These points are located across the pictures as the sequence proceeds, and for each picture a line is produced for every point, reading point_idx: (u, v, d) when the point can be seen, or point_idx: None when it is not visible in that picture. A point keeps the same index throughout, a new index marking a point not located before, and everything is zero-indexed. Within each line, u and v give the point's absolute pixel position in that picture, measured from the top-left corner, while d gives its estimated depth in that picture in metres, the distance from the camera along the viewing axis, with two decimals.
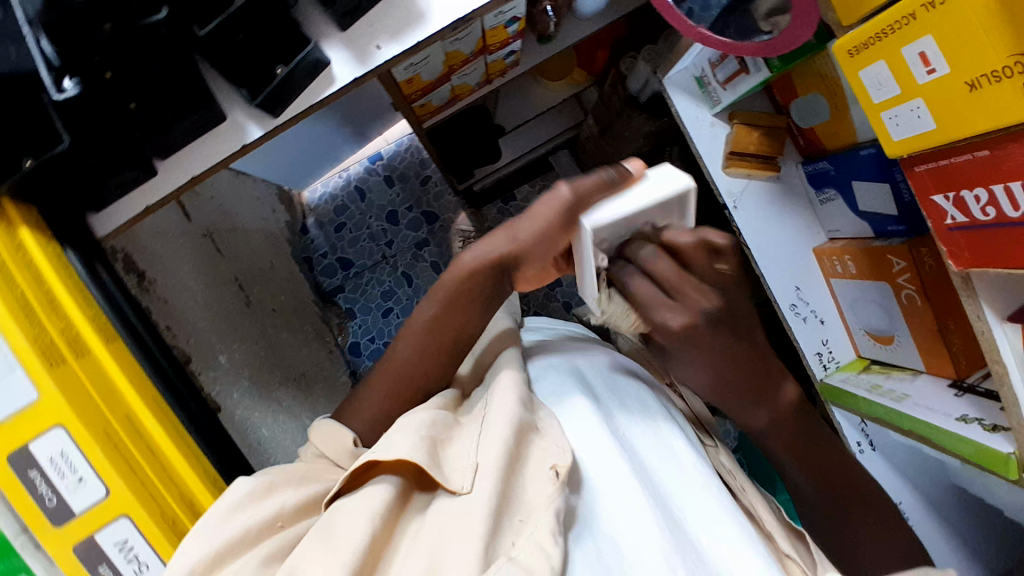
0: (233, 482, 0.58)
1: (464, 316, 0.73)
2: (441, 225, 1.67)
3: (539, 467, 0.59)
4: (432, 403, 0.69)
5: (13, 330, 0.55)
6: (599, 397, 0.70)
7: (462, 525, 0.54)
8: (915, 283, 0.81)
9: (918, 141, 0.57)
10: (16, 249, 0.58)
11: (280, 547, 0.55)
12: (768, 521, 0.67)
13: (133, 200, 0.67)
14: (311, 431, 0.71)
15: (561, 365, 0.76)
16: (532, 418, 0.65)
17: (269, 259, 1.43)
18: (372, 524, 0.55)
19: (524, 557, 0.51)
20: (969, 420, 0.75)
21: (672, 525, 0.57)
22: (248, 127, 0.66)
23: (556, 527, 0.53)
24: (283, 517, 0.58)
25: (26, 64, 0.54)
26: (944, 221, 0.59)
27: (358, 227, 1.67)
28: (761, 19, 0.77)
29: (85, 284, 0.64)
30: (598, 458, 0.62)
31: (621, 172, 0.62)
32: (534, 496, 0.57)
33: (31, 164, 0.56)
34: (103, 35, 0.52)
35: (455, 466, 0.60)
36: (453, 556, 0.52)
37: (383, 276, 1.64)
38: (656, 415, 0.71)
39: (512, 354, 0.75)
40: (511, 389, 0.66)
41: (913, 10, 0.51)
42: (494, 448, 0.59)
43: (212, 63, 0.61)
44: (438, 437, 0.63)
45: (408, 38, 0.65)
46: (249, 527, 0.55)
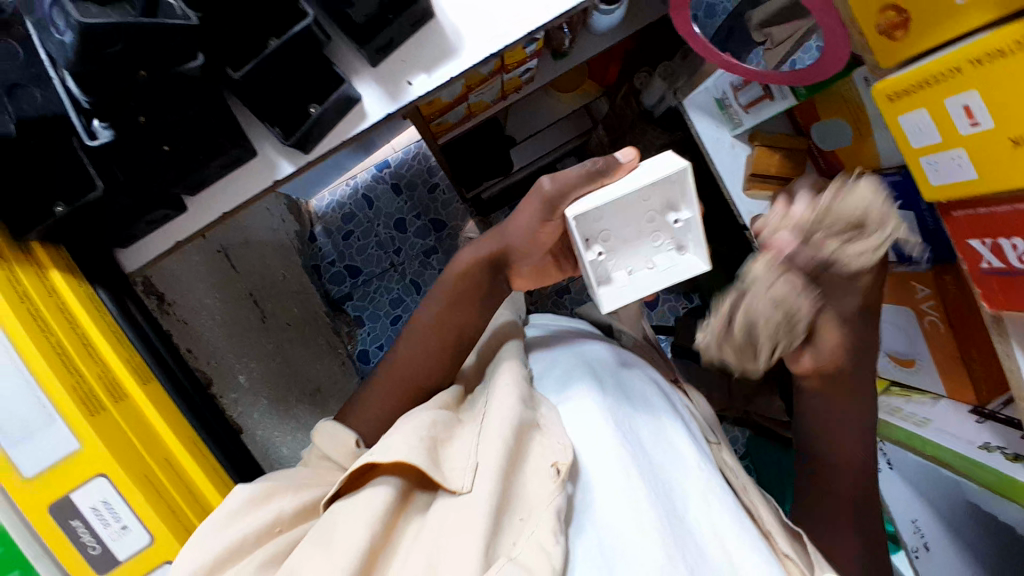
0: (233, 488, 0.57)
1: (467, 315, 0.75)
2: (449, 233, 1.66)
3: (539, 464, 0.58)
4: (431, 404, 0.68)
5: (53, 383, 0.54)
6: (607, 386, 0.67)
7: (460, 524, 0.53)
8: (938, 311, 0.81)
9: (956, 189, 0.54)
10: (50, 293, 0.57)
11: (280, 549, 0.55)
12: (768, 519, 0.62)
13: (163, 236, 0.66)
14: (314, 433, 0.71)
15: (566, 359, 0.73)
16: (533, 414, 0.63)
17: (280, 271, 1.36)
18: (371, 528, 0.54)
19: (524, 556, 0.51)
20: (992, 448, 0.76)
21: (674, 521, 0.55)
22: (279, 163, 0.65)
23: (558, 525, 0.53)
24: (283, 523, 0.57)
25: (53, 107, 0.53)
26: (978, 265, 0.57)
27: (366, 235, 1.66)
28: (755, 28, 0.89)
29: (118, 323, 0.64)
30: (599, 454, 0.60)
31: (611, 160, 0.66)
32: (534, 495, 0.56)
33: (63, 210, 0.55)
34: (137, 81, 0.50)
35: (453, 465, 0.59)
36: (451, 555, 0.51)
37: (392, 284, 1.64)
38: (658, 410, 0.68)
39: (513, 349, 0.74)
40: (511, 388, 0.65)
41: (957, 63, 0.47)
42: (493, 448, 0.58)
43: (244, 101, 0.60)
44: (437, 437, 0.61)
45: (440, 71, 0.65)
46: (247, 533, 0.55)
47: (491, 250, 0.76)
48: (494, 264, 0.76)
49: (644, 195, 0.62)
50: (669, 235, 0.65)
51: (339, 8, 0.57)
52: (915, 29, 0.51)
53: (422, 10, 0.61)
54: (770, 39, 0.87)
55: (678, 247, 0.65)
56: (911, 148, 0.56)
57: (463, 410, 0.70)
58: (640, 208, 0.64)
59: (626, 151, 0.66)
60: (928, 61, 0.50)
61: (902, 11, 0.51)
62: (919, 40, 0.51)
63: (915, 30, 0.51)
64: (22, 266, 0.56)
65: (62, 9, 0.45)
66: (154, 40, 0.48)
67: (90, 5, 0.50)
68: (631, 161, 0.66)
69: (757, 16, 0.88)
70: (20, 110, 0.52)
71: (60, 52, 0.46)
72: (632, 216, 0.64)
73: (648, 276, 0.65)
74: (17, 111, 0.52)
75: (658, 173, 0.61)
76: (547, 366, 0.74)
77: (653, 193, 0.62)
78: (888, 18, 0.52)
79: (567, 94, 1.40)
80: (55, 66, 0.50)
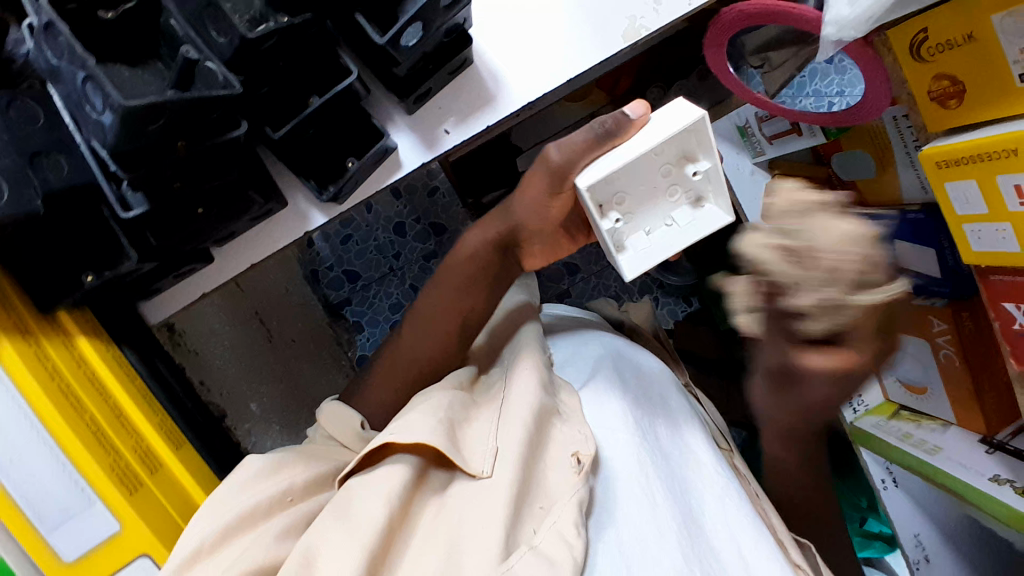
0: (244, 460, 0.57)
1: (473, 297, 0.70)
2: (449, 239, 1.37)
3: (559, 453, 0.58)
4: (450, 383, 0.65)
5: (88, 462, 0.52)
6: (629, 385, 0.66)
7: (482, 508, 0.53)
8: (954, 345, 0.83)
9: (996, 258, 0.55)
10: (78, 363, 0.56)
11: (294, 522, 0.55)
12: (779, 528, 0.62)
13: (192, 284, 0.63)
14: (320, 410, 0.67)
15: (588, 346, 0.72)
16: (555, 402, 0.62)
17: (283, 284, 1.25)
18: (388, 506, 0.53)
19: (546, 546, 0.50)
20: (1001, 481, 0.79)
21: (687, 522, 0.55)
22: (311, 214, 0.62)
23: (579, 516, 0.52)
24: (295, 494, 0.58)
25: (84, 175, 0.49)
26: (1010, 326, 0.58)
27: (364, 240, 1.36)
28: (751, 55, 0.83)
29: (148, 386, 0.63)
30: (620, 445, 0.59)
31: (619, 118, 0.57)
32: (555, 486, 0.56)
33: (92, 280, 0.52)
34: (177, 154, 0.47)
35: (473, 450, 0.58)
36: (473, 538, 0.51)
37: (390, 288, 1.37)
38: (677, 417, 0.67)
39: (534, 328, 0.71)
40: (532, 369, 0.63)
41: (1013, 145, 0.48)
42: (515, 434, 0.57)
43: (279, 154, 0.57)
44: (455, 418, 0.60)
45: (477, 121, 0.63)
46: (260, 499, 0.55)
47: (499, 229, 0.69)
48: (503, 243, 0.69)
49: (667, 146, 0.54)
50: (690, 192, 0.56)
51: (383, 66, 0.54)
52: (968, 100, 0.52)
53: (462, 59, 0.59)
54: (768, 63, 0.83)
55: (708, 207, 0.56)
56: (954, 214, 0.56)
57: (479, 391, 0.68)
58: (656, 163, 0.55)
59: (634, 104, 0.56)
60: (981, 135, 0.51)
61: (957, 83, 0.52)
62: (972, 111, 0.52)
63: (968, 102, 0.52)
64: (47, 337, 0.54)
65: (99, 85, 0.41)
66: (194, 112, 0.45)
67: (122, 68, 0.46)
68: (642, 116, 0.56)
69: (752, 42, 0.81)
70: (45, 182, 0.47)
71: (98, 134, 0.43)
72: (650, 172, 0.55)
73: (671, 235, 0.56)
74: (42, 184, 0.47)
75: (670, 129, 0.52)
76: (570, 354, 0.74)
77: (669, 146, 0.54)
78: (942, 86, 0.53)
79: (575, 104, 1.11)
80: (82, 129, 0.48)
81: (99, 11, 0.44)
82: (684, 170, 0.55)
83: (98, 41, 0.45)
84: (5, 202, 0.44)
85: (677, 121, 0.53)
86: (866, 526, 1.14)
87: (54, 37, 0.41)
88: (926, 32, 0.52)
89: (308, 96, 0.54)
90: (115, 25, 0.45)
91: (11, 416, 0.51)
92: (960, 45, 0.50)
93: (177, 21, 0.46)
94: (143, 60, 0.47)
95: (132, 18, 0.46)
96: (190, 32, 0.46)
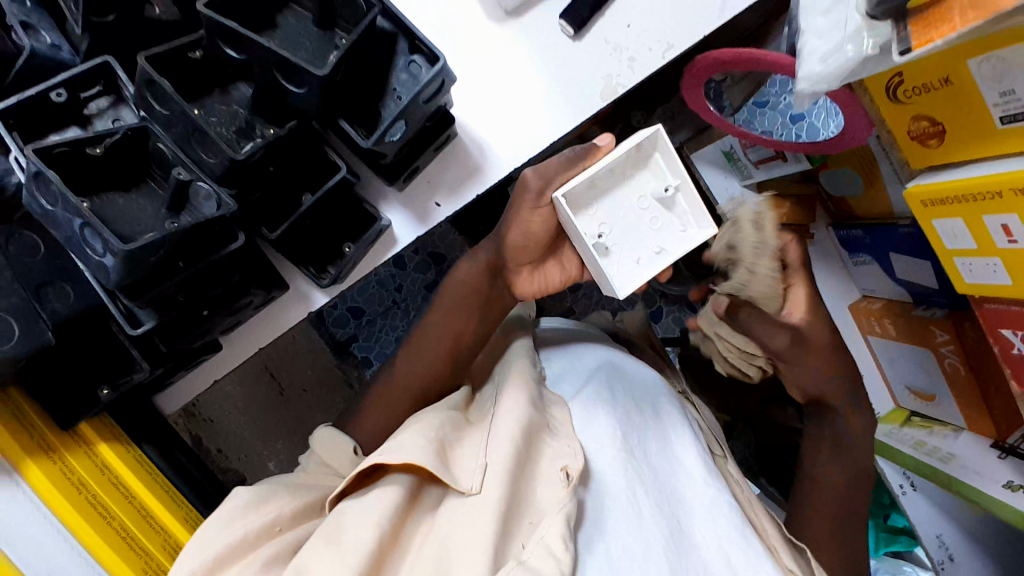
0: (233, 491, 0.56)
1: (464, 322, 0.71)
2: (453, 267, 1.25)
3: (549, 468, 0.59)
4: (442, 405, 0.66)
5: (119, 567, 0.52)
6: (617, 395, 0.67)
7: (472, 527, 0.52)
8: (958, 354, 0.83)
9: (990, 289, 0.55)
10: (101, 469, 0.56)
11: (282, 549, 0.54)
12: (771, 533, 0.63)
13: (201, 374, 0.63)
14: (313, 439, 0.66)
15: (582, 361, 0.74)
16: (545, 417, 0.63)
17: (289, 332, 1.19)
18: (377, 531, 0.53)
19: (533, 560, 0.50)
20: (1016, 488, 0.78)
21: (675, 533, 0.57)
22: (313, 295, 0.63)
23: (567, 530, 0.53)
24: (283, 523, 0.56)
25: (89, 300, 0.51)
26: (1009, 350, 0.59)
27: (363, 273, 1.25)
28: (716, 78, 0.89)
29: (170, 480, 0.62)
30: (610, 457, 0.61)
31: (590, 146, 0.61)
32: (545, 500, 0.56)
33: (108, 395, 0.53)
34: (178, 272, 0.48)
35: (463, 466, 0.58)
36: (462, 552, 0.51)
37: (396, 323, 1.23)
38: (664, 420, 0.69)
39: (524, 346, 0.73)
40: (520, 387, 0.64)
41: (998, 188, 0.48)
42: (503, 449, 0.57)
43: (278, 248, 0.58)
44: (446, 439, 0.60)
45: (465, 192, 0.64)
46: (244, 533, 0.54)
47: (490, 254, 0.70)
48: (491, 268, 0.70)
49: (623, 167, 0.62)
50: (662, 206, 0.62)
51: (372, 157, 0.56)
52: (949, 140, 0.53)
53: (448, 136, 0.61)
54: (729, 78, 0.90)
55: (683, 224, 0.62)
56: (945, 248, 0.57)
57: (471, 411, 0.68)
58: (631, 193, 0.62)
59: (604, 136, 0.61)
60: (967, 174, 0.51)
61: (936, 123, 0.53)
62: (953, 149, 0.53)
63: (948, 141, 0.53)
64: (69, 450, 0.55)
65: (97, 232, 0.42)
66: (193, 237, 0.46)
67: (115, 196, 0.49)
68: (609, 144, 0.61)
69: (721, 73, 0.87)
70: (54, 312, 0.50)
71: (102, 273, 0.45)
72: (618, 193, 0.62)
73: (656, 259, 0.62)
74: (50, 315, 0.49)
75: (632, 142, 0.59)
76: (562, 369, 0.75)
77: (630, 163, 0.62)
78: (921, 127, 0.54)
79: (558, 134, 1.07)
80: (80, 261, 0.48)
81: (87, 147, 0.45)
82: (654, 191, 0.62)
83: (78, 177, 0.47)
84: (17, 339, 0.47)
85: (635, 139, 0.60)
86: (891, 521, 1.13)
87: (45, 184, 0.43)
88: (900, 77, 0.53)
89: (302, 193, 0.55)
90: (103, 159, 0.47)
91: (43, 531, 0.51)
92: (937, 89, 0.50)
93: (166, 145, 0.47)
94: (136, 183, 0.50)
95: (117, 149, 0.47)
96: (179, 153, 0.48)
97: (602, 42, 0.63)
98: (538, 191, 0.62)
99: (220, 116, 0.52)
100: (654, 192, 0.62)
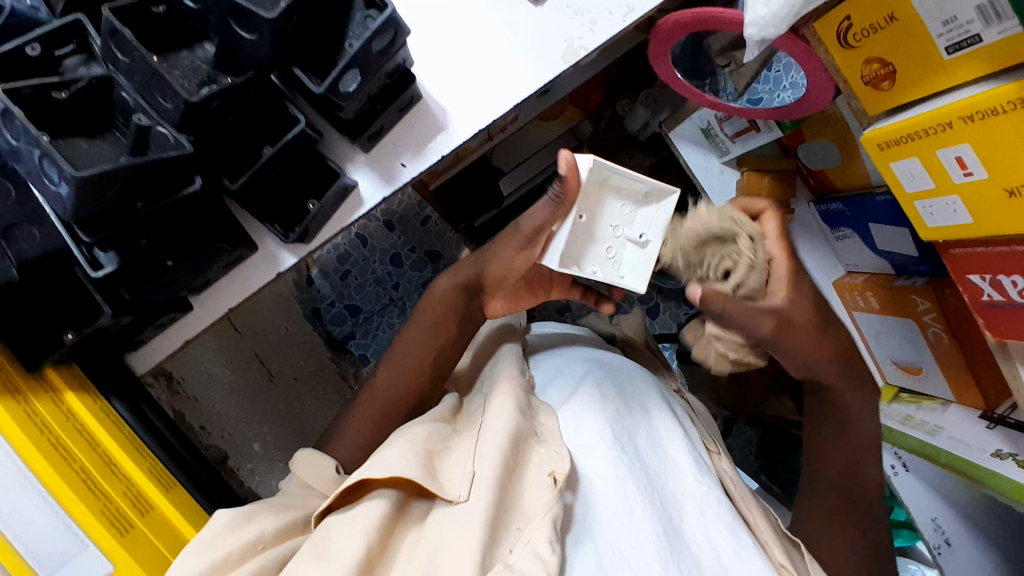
0: (214, 511, 0.54)
1: (438, 321, 0.71)
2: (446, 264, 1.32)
3: (536, 475, 0.57)
4: (429, 417, 0.64)
5: (77, 507, 0.55)
6: (607, 395, 0.65)
7: (461, 536, 0.51)
8: (940, 321, 0.81)
9: (952, 232, 0.55)
10: (66, 415, 0.58)
11: (268, 563, 0.52)
12: (763, 529, 0.62)
13: (173, 335, 0.65)
14: (293, 463, 0.65)
15: (571, 364, 0.73)
16: (532, 424, 0.62)
17: (283, 323, 1.21)
18: (366, 537, 0.52)
19: (521, 563, 0.49)
20: (1004, 456, 0.76)
21: (668, 531, 0.55)
22: (281, 256, 0.64)
23: (553, 533, 0.52)
24: (266, 541, 0.54)
25: (54, 243, 0.53)
26: (978, 297, 0.58)
27: (361, 271, 1.31)
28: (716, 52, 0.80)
29: (136, 433, 0.64)
30: (597, 458, 0.59)
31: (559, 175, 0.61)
32: (531, 505, 0.55)
33: (72, 338, 0.55)
34: (136, 213, 0.51)
35: (450, 475, 0.57)
36: (453, 556, 0.50)
37: (393, 320, 1.29)
38: (653, 417, 0.67)
39: (510, 351, 0.73)
40: (508, 395, 0.63)
41: (948, 119, 0.48)
42: (491, 460, 0.56)
43: (245, 206, 0.61)
44: (433, 450, 0.58)
45: (431, 151, 0.65)
46: (231, 549, 0.52)
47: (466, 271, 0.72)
48: (470, 288, 0.72)
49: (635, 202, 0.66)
50: (629, 248, 0.66)
51: (331, 109, 0.57)
52: (900, 80, 0.53)
53: (409, 95, 0.62)
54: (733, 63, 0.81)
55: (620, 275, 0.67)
56: (905, 192, 0.57)
57: (460, 421, 0.67)
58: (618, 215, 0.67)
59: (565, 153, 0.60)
60: (919, 112, 0.51)
61: (887, 64, 0.53)
62: (905, 90, 0.53)
63: (901, 81, 0.53)
64: (36, 395, 0.57)
65: (53, 160, 0.45)
66: (147, 173, 0.49)
67: (80, 141, 0.51)
68: (569, 167, 0.60)
69: (715, 43, 0.80)
70: (20, 251, 0.52)
71: (58, 203, 0.47)
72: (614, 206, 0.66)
73: (598, 263, 0.66)
74: (16, 253, 0.52)
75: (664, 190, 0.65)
76: (550, 374, 0.73)
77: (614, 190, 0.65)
78: (873, 70, 0.54)
79: (548, 123, 1.19)
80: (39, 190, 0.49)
81: (52, 91, 0.49)
82: (631, 235, 0.66)
83: (49, 119, 0.49)
84: None
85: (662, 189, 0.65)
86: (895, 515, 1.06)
87: (11, 120, 0.46)
88: (850, 19, 0.53)
89: (263, 146, 0.57)
90: (69, 103, 0.50)
91: (7, 475, 0.54)
92: (884, 27, 0.51)
93: (128, 93, 0.50)
94: (101, 131, 0.52)
95: (83, 96, 0.50)
96: (138, 100, 0.50)
97: (565, 6, 0.64)
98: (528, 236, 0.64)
99: (184, 69, 0.54)
100: (629, 234, 0.66)
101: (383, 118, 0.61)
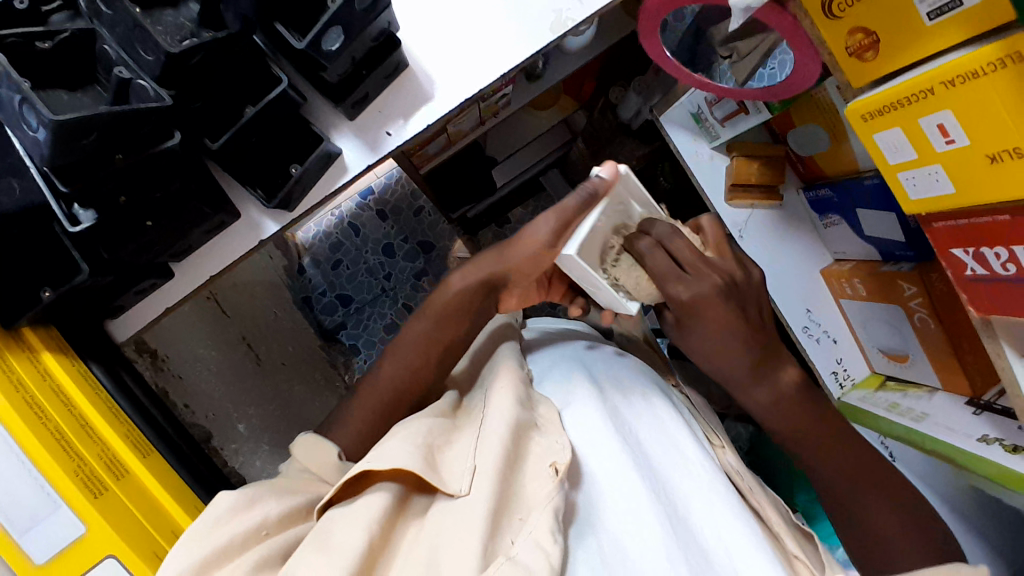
0: (216, 495, 0.52)
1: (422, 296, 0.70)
2: (439, 253, 1.34)
3: (537, 466, 0.55)
4: (428, 412, 0.62)
5: (53, 469, 0.55)
6: (605, 389, 0.65)
7: (462, 520, 0.50)
8: (926, 307, 0.81)
9: (935, 204, 0.56)
10: (40, 375, 0.57)
11: (271, 554, 0.50)
12: (775, 520, 0.60)
13: (153, 303, 0.64)
14: (293, 447, 0.62)
15: (567, 356, 0.72)
16: (532, 416, 0.61)
17: (271, 308, 1.18)
18: (368, 532, 0.49)
19: (522, 556, 0.47)
20: (990, 440, 0.74)
21: (673, 520, 0.54)
22: (264, 223, 0.63)
23: (555, 523, 0.50)
24: (269, 527, 0.52)
25: (33, 198, 0.52)
26: (962, 272, 0.58)
27: (354, 261, 1.31)
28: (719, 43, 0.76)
29: (115, 399, 0.63)
30: (597, 449, 0.58)
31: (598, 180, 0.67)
32: (532, 496, 0.53)
33: (49, 295, 0.55)
34: (115, 166, 0.51)
35: (451, 469, 0.55)
36: (451, 551, 0.48)
37: (385, 309, 1.30)
38: (657, 406, 0.65)
39: (511, 347, 0.72)
40: (506, 388, 0.62)
41: (930, 85, 0.48)
42: (491, 451, 0.54)
43: (227, 169, 0.60)
44: (434, 443, 0.57)
45: (417, 121, 0.64)
46: (232, 536, 0.50)
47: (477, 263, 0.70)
48: (489, 284, 0.70)
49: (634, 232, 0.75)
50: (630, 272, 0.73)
51: (313, 70, 0.57)
52: (883, 49, 0.53)
53: (396, 61, 0.61)
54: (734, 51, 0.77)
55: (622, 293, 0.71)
56: (889, 164, 0.58)
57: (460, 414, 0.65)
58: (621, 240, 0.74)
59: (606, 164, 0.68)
60: (901, 81, 0.51)
61: (870, 34, 0.52)
62: (888, 58, 0.53)
63: (885, 50, 0.53)
64: (12, 352, 0.57)
65: (31, 105, 0.45)
66: (126, 125, 0.49)
67: (61, 93, 0.51)
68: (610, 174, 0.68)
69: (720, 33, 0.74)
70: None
71: (36, 149, 0.47)
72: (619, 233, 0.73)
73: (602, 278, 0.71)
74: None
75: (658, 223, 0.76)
76: (547, 368, 0.72)
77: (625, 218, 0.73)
78: (857, 40, 0.54)
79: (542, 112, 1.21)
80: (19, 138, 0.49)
81: (36, 41, 0.48)
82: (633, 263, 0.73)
83: (32, 69, 0.49)
84: None
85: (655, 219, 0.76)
86: None
87: None
88: None
89: (245, 106, 0.57)
90: (52, 54, 0.49)
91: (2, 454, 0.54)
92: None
93: (110, 46, 0.50)
94: (82, 85, 0.52)
95: (67, 47, 0.50)
96: (121, 54, 0.50)
97: None
98: (555, 230, 0.67)
99: (167, 26, 0.53)
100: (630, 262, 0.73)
101: (370, 84, 0.61)
